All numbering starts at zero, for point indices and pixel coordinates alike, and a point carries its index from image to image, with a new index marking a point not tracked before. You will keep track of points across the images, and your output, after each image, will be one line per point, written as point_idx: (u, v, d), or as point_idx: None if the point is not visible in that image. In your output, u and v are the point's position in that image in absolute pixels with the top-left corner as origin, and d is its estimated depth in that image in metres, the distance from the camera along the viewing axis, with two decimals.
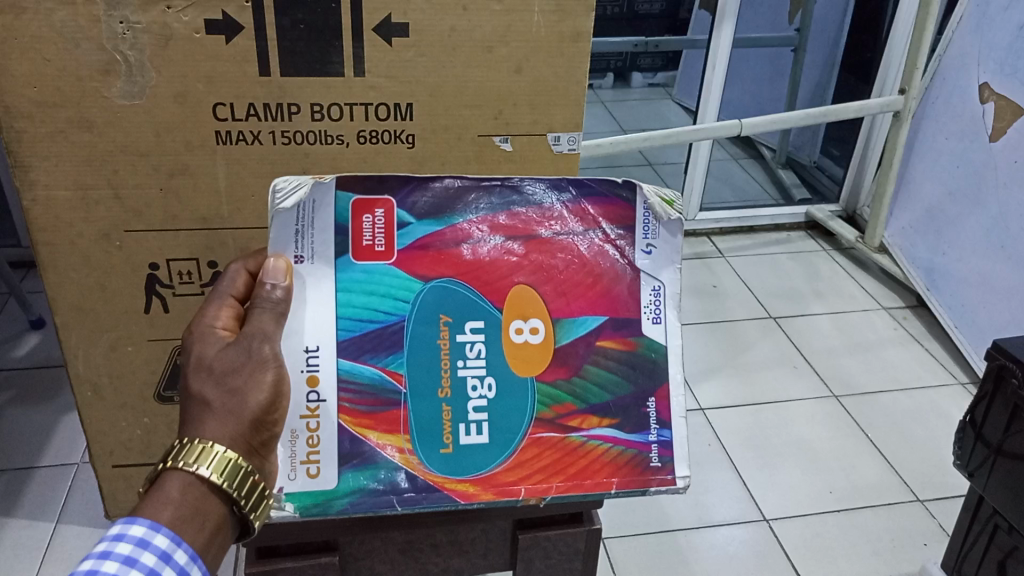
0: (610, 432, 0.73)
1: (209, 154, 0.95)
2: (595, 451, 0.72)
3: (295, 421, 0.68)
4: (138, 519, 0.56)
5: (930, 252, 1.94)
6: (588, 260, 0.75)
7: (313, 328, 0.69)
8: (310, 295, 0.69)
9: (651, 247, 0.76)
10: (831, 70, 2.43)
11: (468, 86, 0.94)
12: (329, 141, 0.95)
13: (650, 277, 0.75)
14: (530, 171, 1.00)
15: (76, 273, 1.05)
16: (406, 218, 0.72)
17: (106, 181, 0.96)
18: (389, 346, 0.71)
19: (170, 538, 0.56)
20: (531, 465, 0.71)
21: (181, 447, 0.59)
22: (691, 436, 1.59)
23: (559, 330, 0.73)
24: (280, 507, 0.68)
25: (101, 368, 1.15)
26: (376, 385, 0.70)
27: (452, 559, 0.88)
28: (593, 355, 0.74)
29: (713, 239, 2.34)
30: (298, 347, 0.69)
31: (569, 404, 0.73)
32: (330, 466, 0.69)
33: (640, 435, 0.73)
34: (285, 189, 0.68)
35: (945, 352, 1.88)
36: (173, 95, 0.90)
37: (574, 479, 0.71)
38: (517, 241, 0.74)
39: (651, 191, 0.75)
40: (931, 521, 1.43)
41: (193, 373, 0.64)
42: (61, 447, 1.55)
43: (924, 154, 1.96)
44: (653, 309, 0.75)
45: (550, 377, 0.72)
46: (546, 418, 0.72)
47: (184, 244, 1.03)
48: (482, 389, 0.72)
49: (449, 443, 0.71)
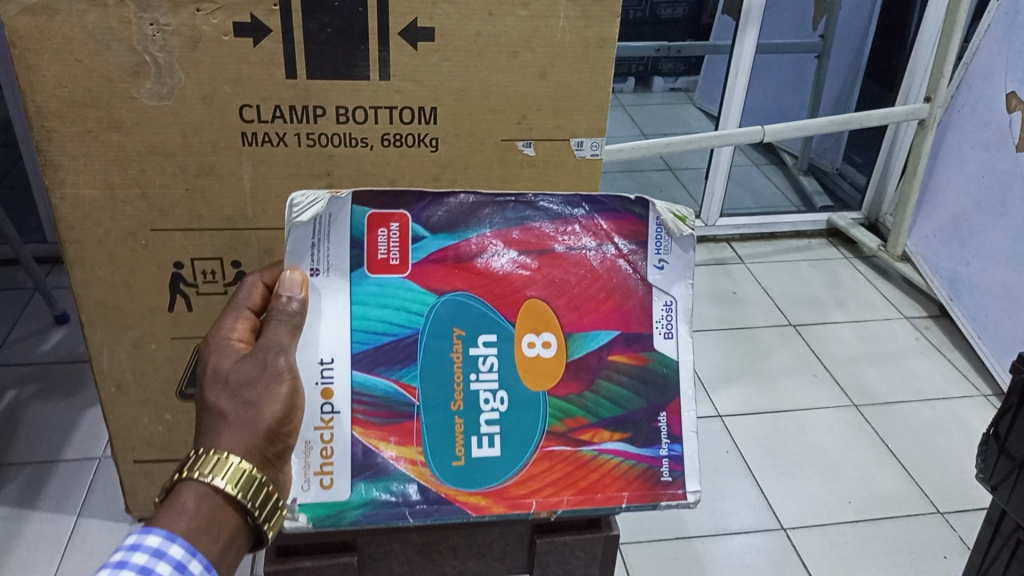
0: (621, 446, 0.73)
1: (235, 155, 0.97)
2: (606, 465, 0.72)
3: (309, 432, 0.69)
4: (154, 529, 0.57)
5: (954, 262, 1.93)
6: (601, 274, 0.75)
7: (328, 340, 0.70)
8: (324, 307, 0.70)
9: (663, 263, 0.76)
10: (855, 76, 2.41)
11: (492, 91, 0.94)
12: (353, 144, 0.96)
13: (661, 292, 0.76)
14: (552, 175, 1.01)
15: (103, 270, 1.07)
16: (421, 233, 0.72)
17: (133, 180, 0.98)
18: (403, 358, 0.71)
19: (185, 548, 0.56)
20: (542, 478, 0.71)
21: (197, 458, 0.60)
22: (709, 443, 1.58)
23: (570, 345, 0.73)
24: (293, 517, 0.68)
25: (125, 365, 1.16)
26: (390, 398, 0.71)
27: (469, 562, 0.89)
28: (604, 370, 0.74)
29: (734, 245, 2.33)
30: (312, 360, 0.69)
31: (580, 418, 0.73)
32: (343, 477, 0.70)
33: (651, 449, 0.73)
34: (303, 203, 0.69)
35: (968, 363, 1.86)
36: (201, 96, 0.92)
37: (585, 493, 0.71)
38: (531, 255, 0.74)
39: (663, 208, 0.75)
40: (951, 534, 1.41)
41: (209, 384, 0.65)
42: (84, 441, 1.57)
43: (950, 163, 1.94)
44: (665, 324, 0.75)
45: (562, 392, 0.73)
46: (557, 432, 0.72)
47: (209, 244, 1.05)
48: (494, 402, 0.72)
49: (461, 455, 0.71)
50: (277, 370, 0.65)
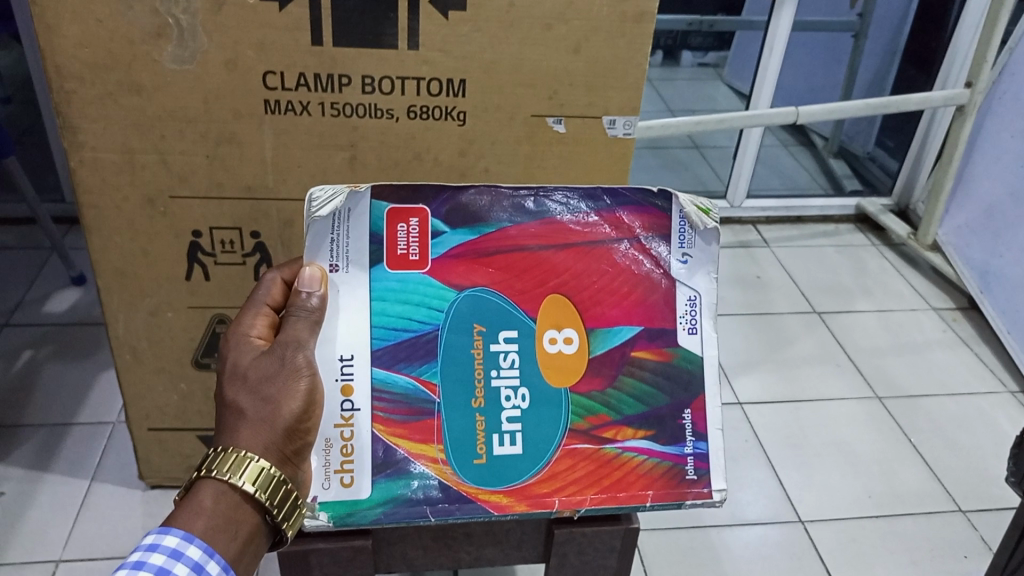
0: (645, 443, 0.72)
1: (257, 123, 0.96)
2: (630, 462, 0.72)
3: (329, 429, 0.69)
4: (172, 529, 0.57)
5: (986, 254, 1.88)
6: (625, 268, 0.75)
7: (346, 337, 0.70)
8: (343, 302, 0.71)
9: (687, 256, 0.76)
10: (892, 58, 2.35)
11: (523, 66, 0.94)
12: (378, 115, 0.96)
13: (685, 286, 0.76)
14: (583, 153, 1.02)
15: (120, 237, 1.06)
16: (441, 228, 0.73)
17: (153, 146, 0.98)
18: (423, 355, 0.71)
19: (202, 549, 0.56)
20: (566, 476, 0.71)
21: (215, 457, 0.60)
22: (727, 430, 1.56)
23: (593, 340, 0.73)
24: (314, 515, 0.68)
25: (139, 333, 1.15)
26: (410, 393, 0.71)
27: (485, 548, 0.90)
28: (627, 365, 0.74)
29: (759, 228, 2.28)
30: (331, 356, 0.70)
31: (602, 415, 0.72)
32: (363, 475, 0.69)
33: (676, 447, 0.73)
34: (321, 198, 0.71)
35: (996, 358, 1.81)
36: (224, 61, 0.91)
37: (609, 491, 0.71)
38: (554, 249, 0.75)
39: (686, 200, 0.75)
40: (973, 534, 1.38)
41: (228, 380, 0.64)
42: (99, 405, 1.56)
43: (986, 150, 1.88)
44: (689, 319, 0.75)
45: (584, 389, 0.72)
46: (580, 429, 0.72)
47: (228, 214, 1.05)
48: (515, 399, 0.72)
49: (483, 454, 0.70)
50: (294, 367, 0.65)
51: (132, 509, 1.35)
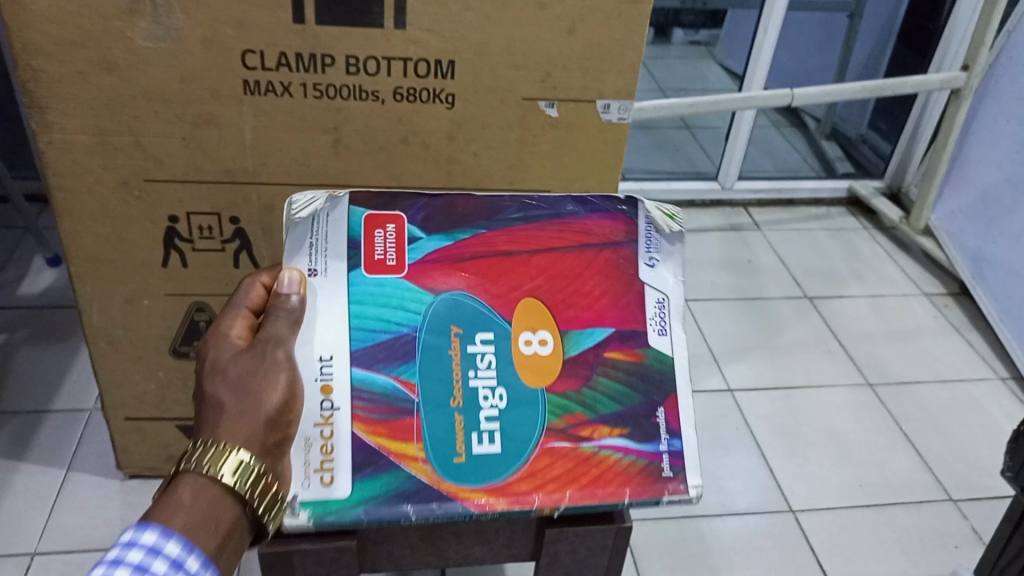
0: (621, 441, 0.68)
1: (236, 104, 0.92)
2: (606, 460, 0.67)
3: (308, 428, 0.65)
4: (150, 524, 0.54)
5: (980, 240, 1.86)
6: (597, 269, 0.74)
7: (325, 338, 0.67)
8: (320, 304, 0.68)
9: (655, 261, 0.76)
10: (887, 40, 2.31)
11: (515, 47, 0.90)
12: (363, 97, 0.93)
13: (655, 289, 0.74)
14: (577, 138, 0.99)
15: (93, 222, 1.01)
16: (417, 233, 0.72)
17: (127, 128, 0.93)
18: (401, 356, 0.68)
19: (181, 544, 0.54)
20: (543, 474, 0.66)
21: (196, 450, 0.57)
22: (717, 419, 1.54)
23: (567, 341, 0.71)
24: (293, 515, 0.63)
25: (115, 321, 1.12)
26: (389, 395, 0.67)
27: (474, 547, 0.87)
28: (601, 365, 0.71)
29: (750, 210, 2.25)
30: (311, 357, 0.66)
31: (578, 413, 0.68)
32: (343, 474, 0.64)
33: (651, 444, 0.68)
34: (301, 202, 0.72)
35: (987, 345, 1.80)
36: (202, 39, 0.87)
37: (586, 489, 0.66)
38: (530, 251, 0.74)
39: (651, 206, 0.77)
40: (964, 524, 1.37)
41: (207, 376, 0.62)
42: (75, 391, 1.52)
43: (982, 135, 1.86)
44: (658, 321, 0.73)
45: (560, 388, 0.69)
46: (557, 427, 0.68)
47: (207, 198, 1.01)
48: (492, 399, 0.68)
49: (461, 452, 0.66)
50: (274, 361, 0.63)
51: (110, 499, 1.32)
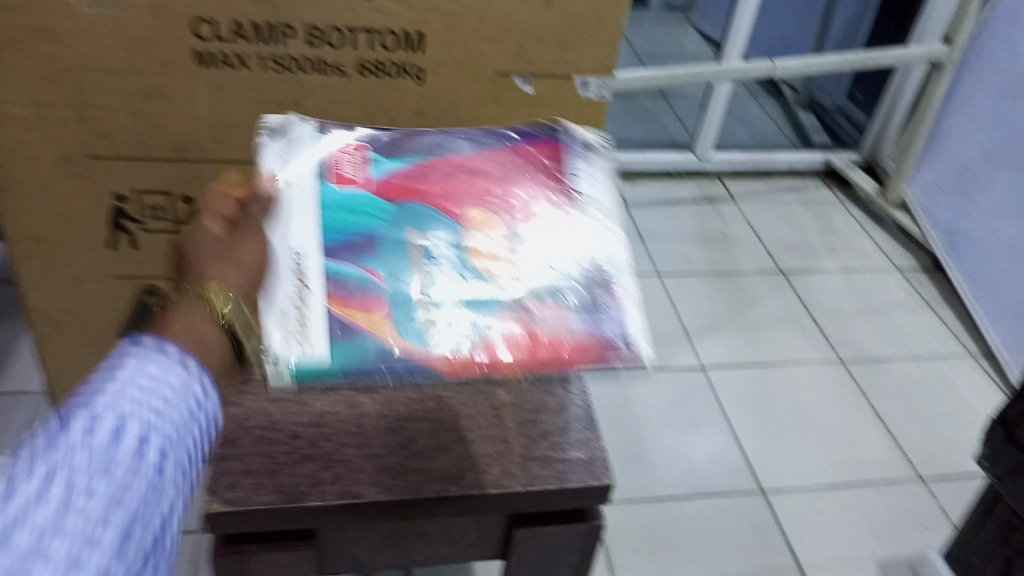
0: (566, 316, 0.61)
1: (189, 77, 0.86)
2: (555, 334, 0.60)
3: (281, 300, 0.58)
4: (144, 338, 0.46)
5: (955, 215, 1.85)
6: (539, 179, 0.70)
7: (298, 228, 0.62)
8: (293, 198, 0.64)
9: (588, 173, 0.72)
10: (867, 8, 2.27)
11: (488, 17, 0.84)
12: (326, 71, 0.87)
13: (588, 195, 0.70)
14: (552, 116, 0.94)
15: (35, 200, 0.95)
16: (377, 155, 0.69)
17: (68, 101, 0.87)
18: (350, 245, 0.63)
19: (179, 350, 0.46)
20: (493, 344, 0.59)
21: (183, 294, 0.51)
22: (690, 397, 1.52)
23: (513, 236, 0.66)
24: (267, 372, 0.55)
25: (61, 304, 1.06)
26: (346, 278, 0.61)
27: (440, 546, 0.84)
28: (550, 257, 0.65)
29: (725, 181, 2.22)
30: (285, 246, 0.61)
31: (526, 293, 0.62)
32: (316, 334, 0.58)
33: (597, 318, 0.62)
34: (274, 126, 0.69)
35: (958, 321, 1.80)
36: (149, 5, 0.80)
37: (538, 357, 0.59)
38: (474, 171, 0.70)
39: (581, 132, 0.74)
40: (932, 504, 1.38)
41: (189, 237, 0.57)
42: (25, 372, 1.45)
43: (962, 108, 1.83)
44: (597, 223, 0.68)
45: (511, 274, 0.63)
46: (505, 307, 0.61)
47: (156, 177, 0.95)
48: (444, 282, 0.62)
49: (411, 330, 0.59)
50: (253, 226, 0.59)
51: None
